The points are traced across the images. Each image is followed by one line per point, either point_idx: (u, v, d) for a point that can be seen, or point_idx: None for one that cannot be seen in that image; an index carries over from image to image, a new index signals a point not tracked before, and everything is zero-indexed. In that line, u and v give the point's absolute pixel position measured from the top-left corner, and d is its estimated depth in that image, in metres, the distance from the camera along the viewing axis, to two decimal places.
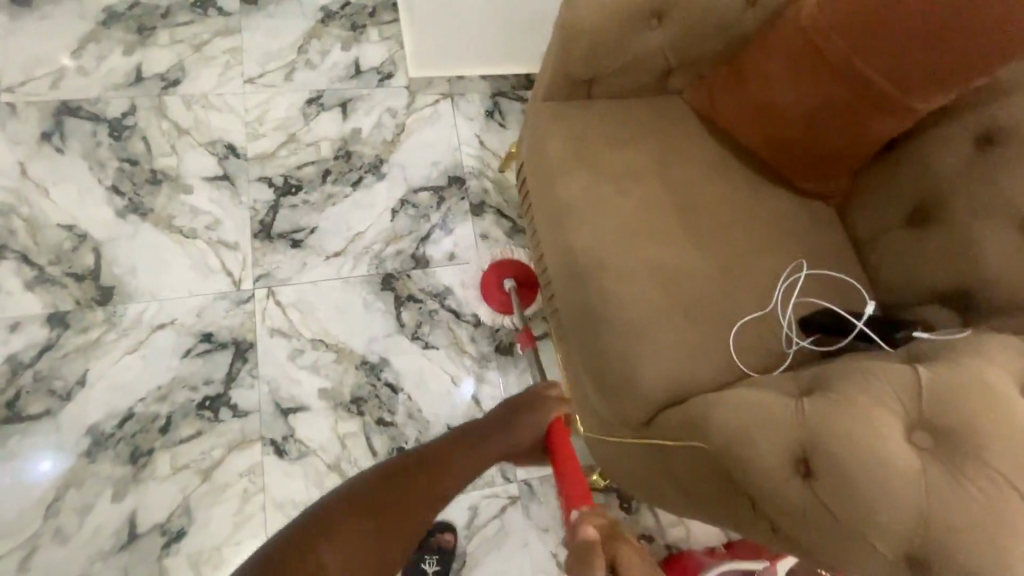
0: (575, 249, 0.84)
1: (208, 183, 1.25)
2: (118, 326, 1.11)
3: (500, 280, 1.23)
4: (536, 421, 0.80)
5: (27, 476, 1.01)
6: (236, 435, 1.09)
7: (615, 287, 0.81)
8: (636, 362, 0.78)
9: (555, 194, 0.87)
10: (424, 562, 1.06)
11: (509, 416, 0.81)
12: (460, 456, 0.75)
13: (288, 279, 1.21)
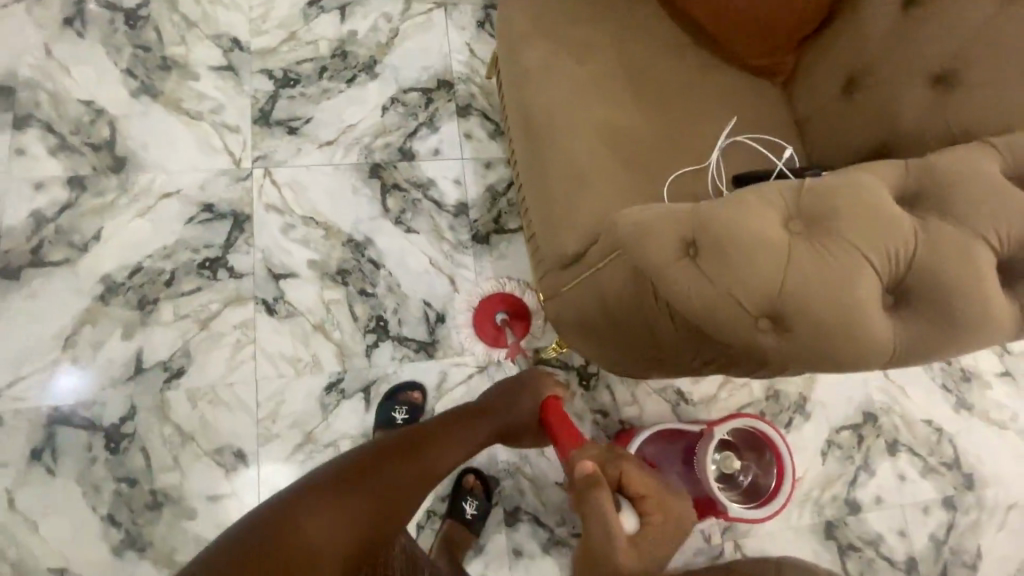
0: (531, 107, 0.92)
1: (213, 73, 1.35)
2: (130, 193, 1.23)
3: (491, 313, 1.26)
4: (532, 399, 1.00)
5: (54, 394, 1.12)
6: (232, 294, 1.22)
7: (563, 138, 0.89)
8: (576, 202, 0.86)
9: (517, 61, 0.95)
10: (395, 412, 1.18)
11: (512, 392, 1.00)
12: (456, 431, 0.91)
13: (283, 162, 1.31)
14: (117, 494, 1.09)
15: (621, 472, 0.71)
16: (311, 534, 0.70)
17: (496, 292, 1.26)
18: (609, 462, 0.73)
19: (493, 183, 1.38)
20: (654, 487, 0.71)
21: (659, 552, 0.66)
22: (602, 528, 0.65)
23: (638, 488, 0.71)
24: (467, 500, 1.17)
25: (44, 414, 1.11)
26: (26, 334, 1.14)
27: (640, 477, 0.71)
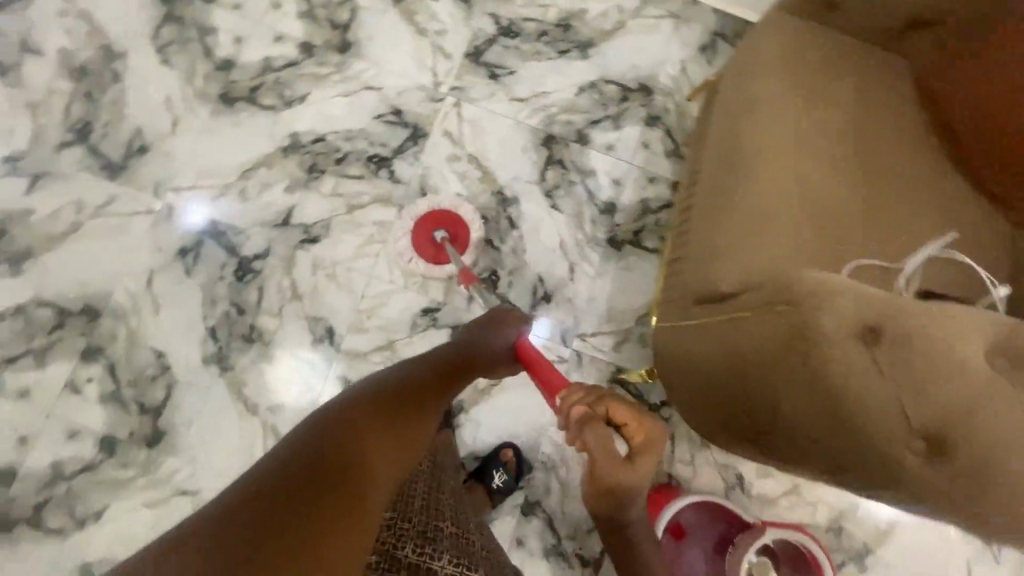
0: (742, 135, 0.90)
1: (451, 1, 1.44)
2: (342, 74, 1.36)
3: (431, 230, 1.25)
4: (511, 333, 0.97)
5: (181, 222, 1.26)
6: (383, 193, 1.31)
7: (763, 177, 0.85)
8: (750, 244, 0.83)
9: (746, 88, 0.93)
10: None
11: (481, 330, 0.97)
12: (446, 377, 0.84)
13: (474, 100, 1.38)
14: (226, 315, 1.22)
15: (608, 410, 0.71)
16: (356, 454, 0.61)
17: (434, 210, 1.26)
18: (594, 401, 0.72)
19: (650, 198, 1.37)
20: (637, 414, 0.70)
21: (649, 468, 0.68)
22: (607, 465, 0.65)
23: (621, 417, 0.71)
24: (495, 472, 1.18)
25: (203, 224, 1.26)
26: (219, 154, 1.30)
27: (625, 411, 0.71)
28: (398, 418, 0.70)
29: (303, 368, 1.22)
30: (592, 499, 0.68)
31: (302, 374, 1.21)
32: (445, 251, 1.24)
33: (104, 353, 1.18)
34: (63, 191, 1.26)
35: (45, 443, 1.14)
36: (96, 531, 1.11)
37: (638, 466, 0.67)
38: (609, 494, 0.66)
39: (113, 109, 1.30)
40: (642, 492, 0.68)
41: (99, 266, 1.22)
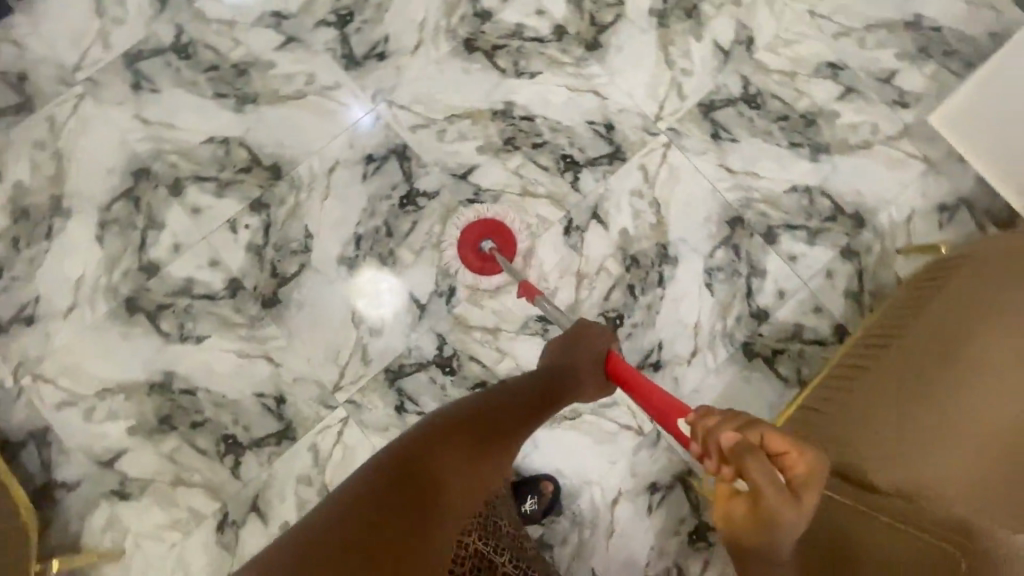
0: (951, 343, 0.91)
1: (712, 47, 1.40)
2: (578, 70, 1.37)
3: (477, 239, 1.25)
4: (597, 354, 1.02)
5: (356, 124, 1.33)
6: (558, 194, 1.32)
7: (957, 395, 0.86)
8: (912, 448, 0.85)
9: (978, 297, 0.93)
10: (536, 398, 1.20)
11: (568, 346, 1.04)
12: (531, 402, 0.88)
13: (684, 150, 1.35)
14: (376, 231, 1.29)
15: (762, 439, 0.61)
16: (430, 482, 0.67)
17: (476, 222, 1.26)
18: (744, 425, 0.63)
19: (804, 325, 1.30)
20: (794, 443, 0.61)
21: (811, 505, 0.60)
22: (771, 495, 0.57)
23: (778, 448, 0.61)
24: (525, 498, 1.16)
25: (396, 144, 1.32)
26: (438, 89, 1.35)
27: (783, 440, 0.60)
28: (478, 443, 0.75)
29: (380, 280, 1.27)
30: (739, 531, 0.60)
31: (381, 288, 1.27)
32: (496, 260, 1.24)
33: (268, 211, 1.29)
34: (303, 61, 1.34)
35: (189, 259, 1.26)
36: (193, 352, 1.23)
37: (798, 507, 0.59)
38: (767, 526, 0.58)
39: (374, 8, 1.37)
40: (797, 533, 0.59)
41: (300, 138, 1.32)
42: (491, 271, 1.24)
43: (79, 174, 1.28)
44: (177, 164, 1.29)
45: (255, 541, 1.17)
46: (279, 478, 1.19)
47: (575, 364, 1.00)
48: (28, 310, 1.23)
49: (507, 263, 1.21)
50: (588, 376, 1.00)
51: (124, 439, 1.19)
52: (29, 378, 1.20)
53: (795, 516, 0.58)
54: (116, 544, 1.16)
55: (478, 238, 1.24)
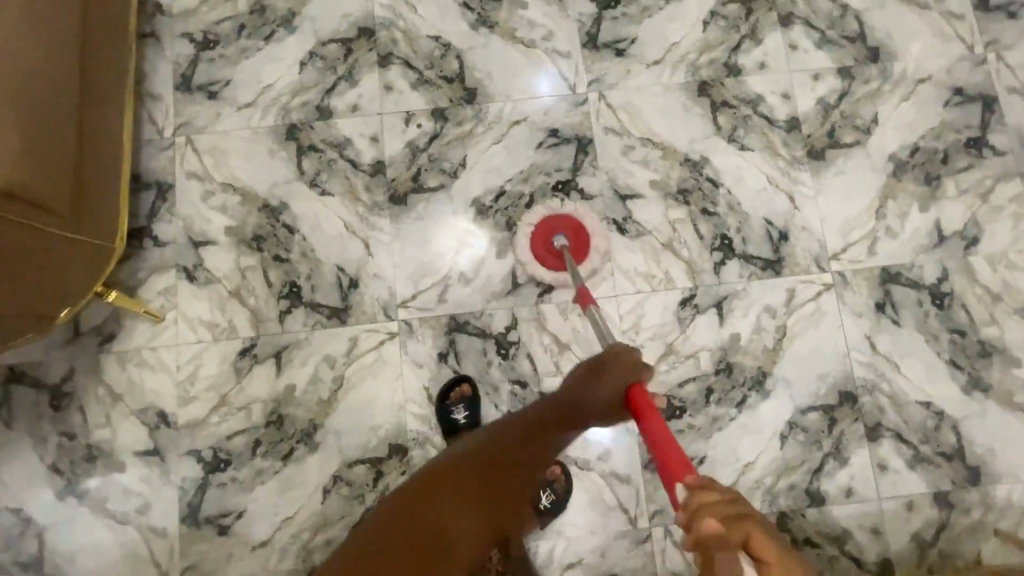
0: None
1: (929, 224, 1.28)
2: (788, 169, 1.30)
3: (551, 234, 1.19)
4: (610, 384, 0.98)
5: (532, 87, 1.33)
6: (698, 265, 1.26)
7: None
8: None
9: None
10: (455, 413, 1.16)
11: (584, 379, 1.02)
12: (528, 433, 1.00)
13: (841, 300, 1.25)
14: (519, 195, 1.28)
15: (747, 538, 0.53)
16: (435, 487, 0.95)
17: (551, 216, 1.21)
18: (731, 516, 0.54)
19: (853, 536, 1.17)
20: (780, 553, 0.53)
21: None
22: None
23: (761, 552, 0.53)
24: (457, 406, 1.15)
25: (584, 134, 1.31)
26: (651, 108, 1.32)
27: (770, 548, 0.53)
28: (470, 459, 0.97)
29: (473, 236, 1.26)
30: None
31: (468, 243, 1.26)
32: (564, 259, 1.19)
33: (443, 124, 1.31)
34: (552, 17, 1.36)
35: (356, 122, 1.31)
36: (312, 199, 1.28)
37: None
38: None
39: (641, 9, 1.36)
40: None
41: (507, 79, 1.33)
42: (552, 271, 1.20)
43: (320, 3, 1.36)
44: (398, 41, 1.35)
45: (260, 383, 1.21)
46: (311, 346, 1.22)
47: (579, 390, 1.02)
48: (216, 86, 1.33)
49: (575, 270, 1.14)
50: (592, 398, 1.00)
51: (218, 233, 1.27)
52: (183, 139, 1.31)
53: None
54: (160, 310, 1.24)
55: (553, 231, 1.19)
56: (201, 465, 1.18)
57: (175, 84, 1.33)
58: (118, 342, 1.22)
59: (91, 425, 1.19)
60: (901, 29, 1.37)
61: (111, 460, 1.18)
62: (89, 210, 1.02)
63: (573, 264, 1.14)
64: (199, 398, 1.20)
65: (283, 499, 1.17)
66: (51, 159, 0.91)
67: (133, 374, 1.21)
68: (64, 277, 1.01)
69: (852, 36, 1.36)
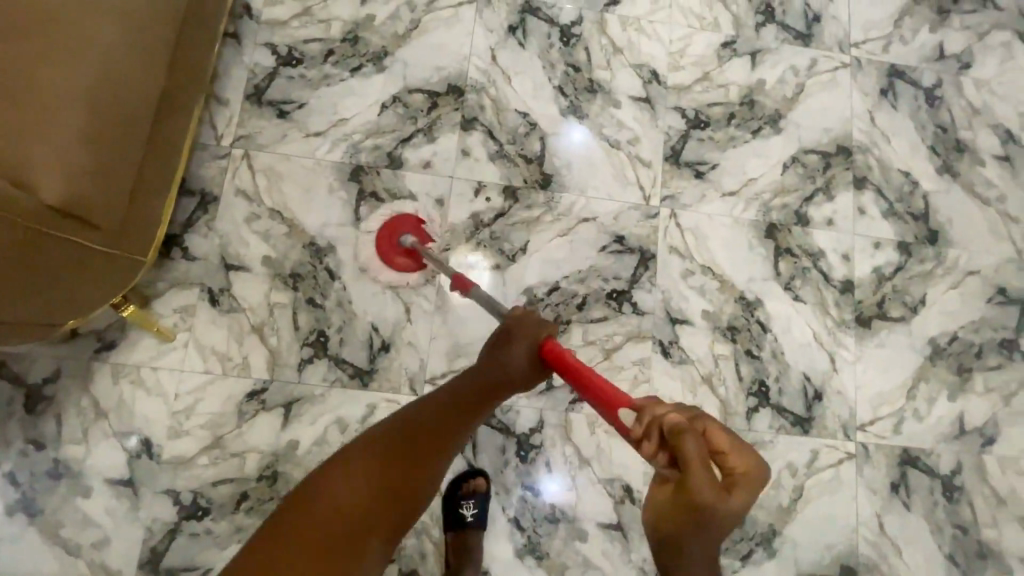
0: None
1: (955, 414, 1.31)
2: (834, 329, 1.31)
3: (395, 235, 1.20)
4: (522, 342, 0.87)
5: (563, 146, 1.32)
6: (731, 405, 1.24)
7: None
8: None
9: None
10: (463, 507, 1.09)
11: (498, 346, 0.91)
12: (449, 405, 0.88)
13: (860, 473, 1.25)
14: (572, 295, 1.25)
15: (705, 431, 0.61)
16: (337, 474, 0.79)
17: (398, 214, 1.20)
18: (689, 416, 0.62)
19: None
20: (733, 438, 0.61)
21: (745, 497, 0.58)
22: (698, 480, 0.56)
23: (717, 445, 0.61)
24: (467, 504, 1.09)
25: (648, 248, 1.29)
26: (717, 238, 1.32)
27: (723, 436, 0.61)
28: (383, 436, 0.84)
29: (476, 269, 1.24)
30: (672, 526, 0.58)
31: (469, 276, 1.23)
32: (419, 256, 1.19)
33: (512, 204, 1.27)
34: (641, 123, 1.35)
35: (425, 180, 1.26)
36: (362, 249, 1.22)
37: (733, 500, 0.57)
38: (704, 521, 0.56)
39: (727, 137, 1.37)
40: (733, 523, 0.58)
41: (582, 173, 1.31)
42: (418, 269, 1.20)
43: (415, 50, 1.32)
44: (485, 108, 1.31)
45: (262, 432, 1.12)
46: (325, 404, 1.15)
47: (496, 352, 0.90)
48: (289, 106, 1.26)
49: (432, 261, 1.12)
50: (508, 365, 0.88)
51: (255, 261, 1.19)
52: (241, 153, 1.23)
53: (727, 506, 0.56)
54: (172, 329, 1.14)
55: (404, 233, 1.19)
56: (176, 508, 1.08)
57: (245, 93, 1.26)
58: (117, 353, 1.12)
59: (63, 438, 1.08)
60: (961, 217, 1.41)
61: (77, 482, 1.07)
62: (135, 219, 0.93)
63: (429, 257, 1.12)
64: (191, 434, 1.11)
65: None
66: (113, 172, 0.83)
67: (126, 392, 1.11)
68: (86, 291, 0.92)
69: (917, 214, 1.40)
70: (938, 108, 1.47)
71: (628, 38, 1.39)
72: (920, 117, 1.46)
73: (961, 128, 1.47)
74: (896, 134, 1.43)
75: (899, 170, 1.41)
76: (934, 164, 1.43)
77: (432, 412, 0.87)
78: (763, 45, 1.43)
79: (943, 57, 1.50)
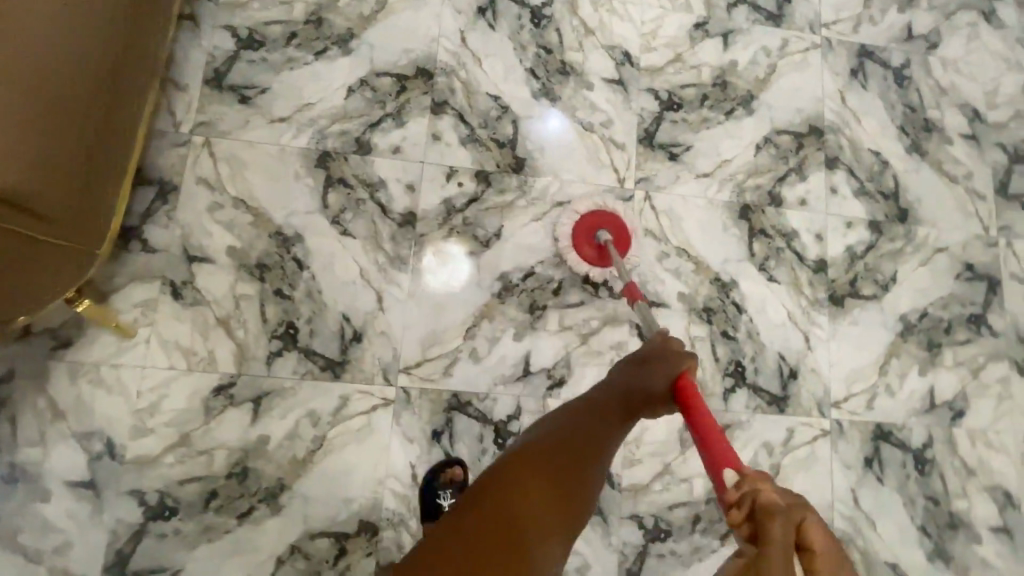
0: None
1: (925, 389, 1.33)
2: (808, 309, 1.32)
3: (593, 229, 1.23)
4: (664, 375, 0.88)
5: (544, 135, 1.30)
6: (709, 386, 1.25)
7: None
8: None
9: None
10: (440, 497, 1.07)
11: (634, 371, 0.91)
12: (578, 435, 0.81)
13: (835, 449, 1.27)
14: (548, 280, 1.23)
15: (801, 525, 0.56)
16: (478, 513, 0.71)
17: (601, 211, 1.24)
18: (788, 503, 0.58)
19: None
20: (829, 541, 0.56)
21: None
22: (777, 553, 0.52)
23: (812, 542, 0.56)
24: (443, 493, 1.06)
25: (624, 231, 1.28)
26: (691, 220, 1.31)
27: (818, 533, 0.56)
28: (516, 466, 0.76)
29: (456, 259, 1.21)
30: None
31: (449, 266, 1.21)
32: (607, 253, 1.21)
33: (486, 188, 1.25)
34: (614, 106, 1.34)
35: (395, 166, 1.23)
36: (331, 237, 1.18)
37: None
38: None
39: (700, 118, 1.37)
40: None
41: (557, 157, 1.29)
42: (603, 266, 1.22)
43: (382, 32, 1.28)
44: (455, 91, 1.28)
45: (230, 428, 1.09)
46: (296, 397, 1.12)
47: (635, 380, 0.89)
48: (250, 91, 1.22)
49: (615, 259, 1.15)
50: (647, 395, 0.87)
51: (218, 252, 1.15)
52: (200, 140, 1.18)
53: None
54: (133, 324, 1.10)
55: (598, 228, 1.23)
56: (142, 510, 1.04)
57: (204, 78, 1.21)
58: (74, 351, 1.07)
59: (19, 442, 1.03)
60: (930, 196, 1.43)
61: (36, 487, 1.03)
62: (85, 212, 0.88)
63: (614, 254, 1.15)
64: (156, 433, 1.07)
65: (230, 563, 1.05)
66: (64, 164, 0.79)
67: (85, 391, 1.06)
68: (43, 287, 0.89)
69: (887, 193, 1.41)
70: (907, 88, 1.48)
71: (600, 19, 1.37)
72: (890, 97, 1.47)
73: (929, 107, 1.48)
74: (866, 114, 1.44)
75: (870, 150, 1.43)
76: (904, 143, 1.45)
77: (560, 443, 0.79)
78: (735, 26, 1.43)
79: (911, 37, 1.51)
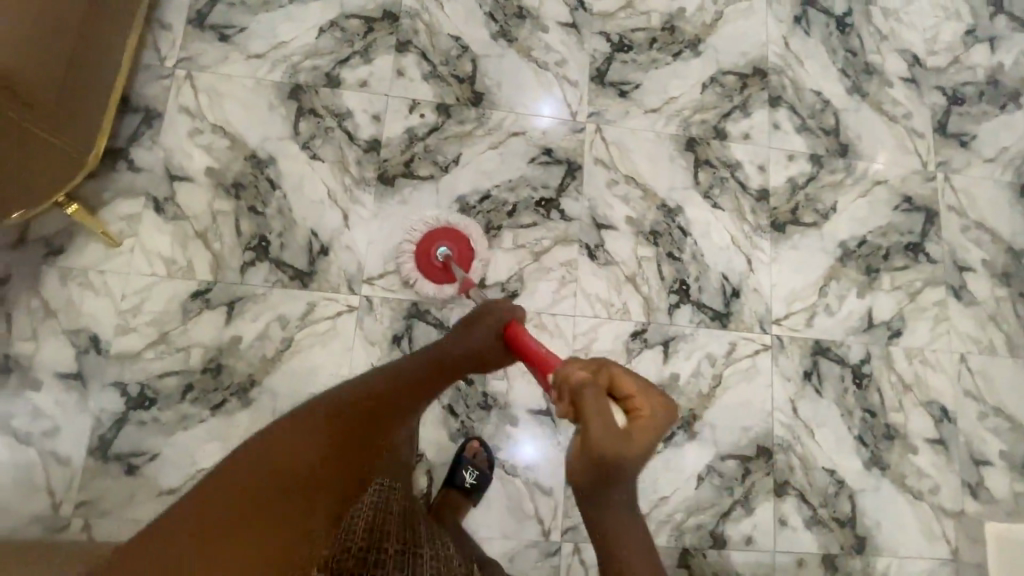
0: None
1: (864, 310, 1.41)
2: (750, 234, 1.40)
3: (431, 247, 1.22)
4: (489, 323, 0.96)
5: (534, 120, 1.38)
6: (654, 302, 1.33)
7: None
8: None
9: None
10: None
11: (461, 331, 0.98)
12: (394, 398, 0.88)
13: (775, 362, 1.35)
14: (504, 202, 1.33)
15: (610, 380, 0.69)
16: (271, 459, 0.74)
17: (431, 230, 1.23)
18: (596, 369, 0.70)
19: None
20: (638, 385, 0.69)
21: (644, 435, 0.65)
22: (598, 426, 0.63)
23: (626, 390, 0.69)
24: None
25: (575, 160, 1.38)
26: (640, 151, 1.40)
27: (627, 382, 0.69)
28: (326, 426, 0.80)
29: None
30: (582, 469, 0.63)
31: None
32: (451, 270, 1.22)
33: (446, 119, 1.35)
34: (568, 47, 1.44)
35: (362, 99, 1.33)
36: (301, 161, 1.29)
37: (637, 444, 0.64)
38: (610, 467, 0.63)
39: (650, 59, 1.46)
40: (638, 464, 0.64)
41: (528, 122, 1.38)
42: (446, 282, 1.22)
43: None
44: (418, 32, 1.39)
45: (206, 328, 1.19)
46: (267, 302, 1.21)
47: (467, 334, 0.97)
48: (230, 30, 1.33)
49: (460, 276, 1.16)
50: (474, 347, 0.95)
51: (198, 172, 1.25)
52: (183, 73, 1.29)
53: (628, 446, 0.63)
54: (119, 235, 1.20)
55: (437, 244, 1.22)
56: (124, 400, 1.14)
57: (187, 18, 1.32)
58: (65, 258, 1.18)
59: (13, 336, 1.14)
60: (870, 133, 1.52)
61: (28, 376, 1.13)
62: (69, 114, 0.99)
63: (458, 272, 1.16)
64: (138, 331, 1.17)
65: (205, 449, 1.14)
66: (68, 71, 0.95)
67: (74, 293, 1.17)
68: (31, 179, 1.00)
69: (828, 129, 1.50)
70: (848, 34, 1.57)
71: None
72: (832, 42, 1.56)
73: (870, 52, 1.57)
74: (809, 57, 1.54)
75: (812, 91, 1.52)
76: (845, 85, 1.54)
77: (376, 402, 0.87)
78: None
79: None
